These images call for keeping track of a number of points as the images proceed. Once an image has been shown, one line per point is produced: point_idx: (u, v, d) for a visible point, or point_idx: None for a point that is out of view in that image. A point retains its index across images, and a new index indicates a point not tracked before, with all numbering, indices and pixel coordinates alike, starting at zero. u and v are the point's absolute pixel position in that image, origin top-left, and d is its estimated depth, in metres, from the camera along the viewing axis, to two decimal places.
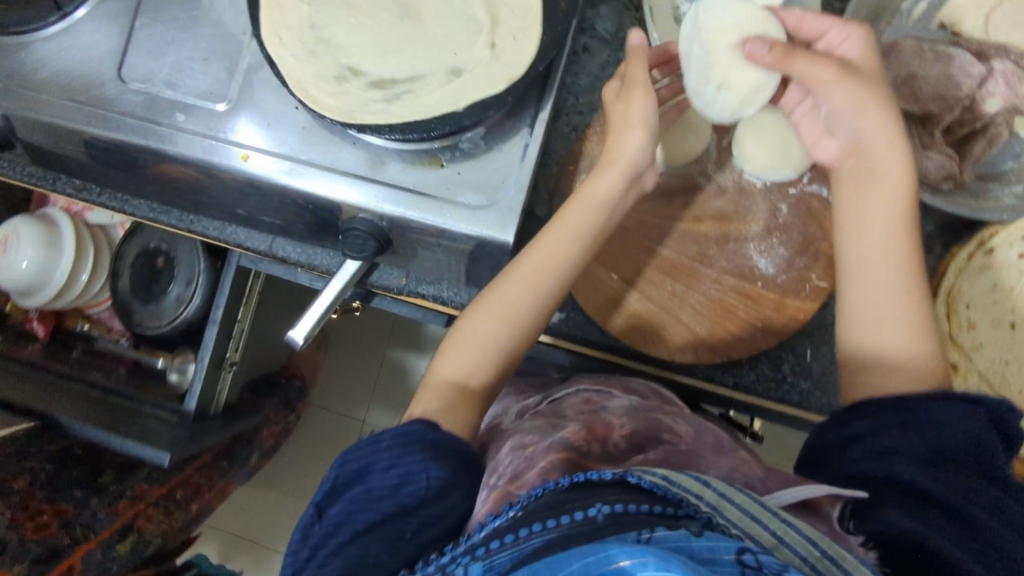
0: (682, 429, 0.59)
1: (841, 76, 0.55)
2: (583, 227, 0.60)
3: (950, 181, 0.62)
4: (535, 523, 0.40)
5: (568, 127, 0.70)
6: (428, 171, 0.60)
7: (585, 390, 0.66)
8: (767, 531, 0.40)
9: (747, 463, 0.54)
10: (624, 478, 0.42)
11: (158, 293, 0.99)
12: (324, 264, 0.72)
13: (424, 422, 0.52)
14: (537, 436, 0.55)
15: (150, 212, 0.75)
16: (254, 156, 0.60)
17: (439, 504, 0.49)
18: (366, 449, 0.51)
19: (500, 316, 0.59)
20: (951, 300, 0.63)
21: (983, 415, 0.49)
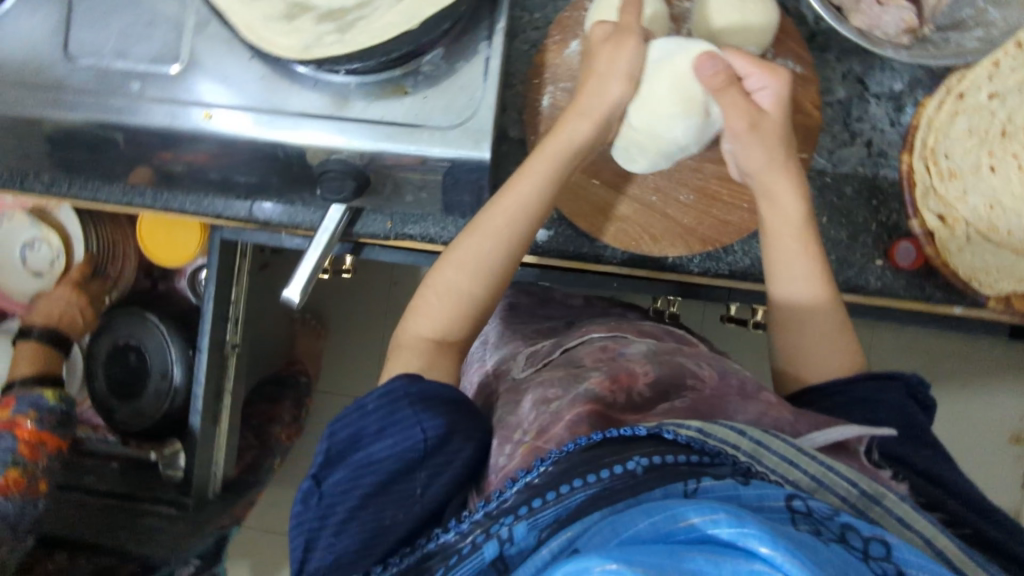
0: (705, 374, 0.53)
1: (753, 130, 0.58)
2: (546, 174, 0.59)
3: (910, 35, 0.63)
4: (576, 479, 0.38)
5: (527, 44, 0.69)
6: (393, 99, 0.60)
7: (598, 339, 0.61)
8: (804, 473, 0.38)
9: (775, 407, 0.48)
10: (659, 433, 0.40)
11: (138, 390, 0.98)
12: (307, 220, 0.73)
13: (407, 377, 0.50)
14: (559, 389, 0.50)
15: (124, 197, 0.74)
16: (216, 112, 0.59)
17: (446, 453, 0.48)
18: (351, 417, 0.49)
19: (474, 274, 0.58)
20: (931, 153, 0.65)
21: (900, 389, 0.55)
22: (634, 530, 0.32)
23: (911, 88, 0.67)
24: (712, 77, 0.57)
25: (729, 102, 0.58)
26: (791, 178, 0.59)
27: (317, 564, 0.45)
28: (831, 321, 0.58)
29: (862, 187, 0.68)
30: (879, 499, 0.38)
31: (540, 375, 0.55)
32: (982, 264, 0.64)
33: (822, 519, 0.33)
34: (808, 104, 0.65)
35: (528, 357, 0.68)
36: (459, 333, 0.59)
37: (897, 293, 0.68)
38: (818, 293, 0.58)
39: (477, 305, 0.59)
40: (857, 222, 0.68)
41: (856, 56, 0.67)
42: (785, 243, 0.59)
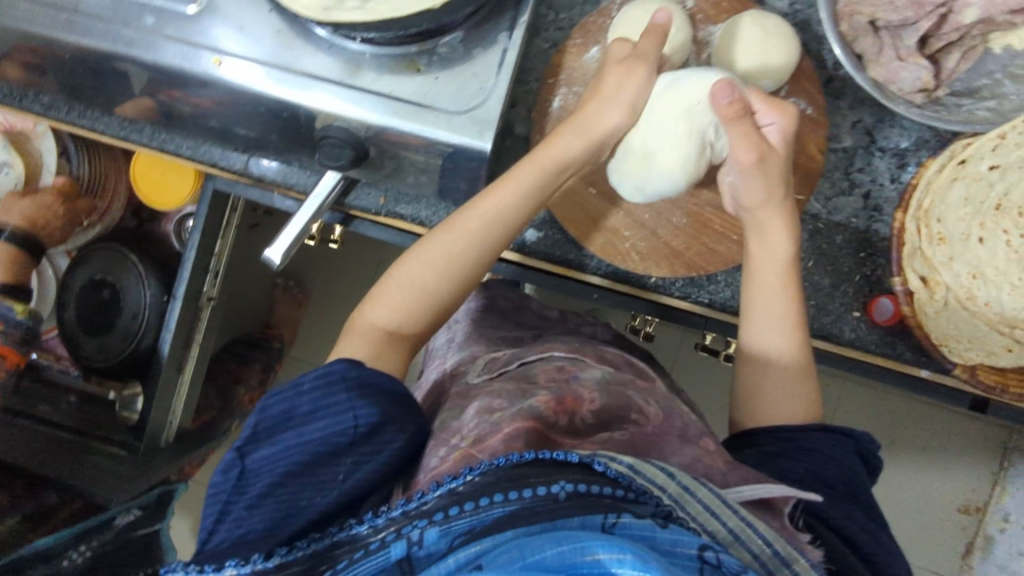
0: (652, 411, 0.52)
1: (755, 168, 0.58)
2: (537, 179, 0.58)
3: (923, 94, 0.64)
4: (496, 493, 0.37)
5: (547, 43, 0.69)
6: (405, 75, 0.59)
7: (559, 359, 0.59)
8: (722, 526, 0.39)
9: (709, 455, 0.48)
10: (589, 463, 0.39)
11: (106, 326, 0.97)
12: (301, 184, 0.72)
13: (346, 361, 0.48)
14: (505, 401, 0.49)
15: (121, 130, 0.73)
16: (227, 60, 0.59)
17: (374, 442, 0.46)
18: (286, 392, 0.47)
19: (442, 267, 0.57)
20: (923, 214, 0.65)
21: (849, 446, 0.55)
22: (539, 557, 0.32)
23: (915, 148, 0.68)
24: (727, 106, 0.57)
25: (739, 136, 0.58)
26: (784, 219, 0.59)
27: (222, 537, 0.43)
28: (791, 366, 0.59)
29: (852, 238, 0.69)
30: (789, 562, 0.40)
31: (490, 384, 0.54)
32: (954, 330, 0.65)
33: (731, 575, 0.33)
34: (812, 147, 0.66)
35: (484, 364, 0.66)
36: (418, 325, 0.58)
37: (868, 347, 0.69)
38: (792, 339, 0.59)
39: (441, 298, 0.58)
40: (841, 270, 0.69)
41: (868, 107, 0.68)
42: (767, 284, 0.59)
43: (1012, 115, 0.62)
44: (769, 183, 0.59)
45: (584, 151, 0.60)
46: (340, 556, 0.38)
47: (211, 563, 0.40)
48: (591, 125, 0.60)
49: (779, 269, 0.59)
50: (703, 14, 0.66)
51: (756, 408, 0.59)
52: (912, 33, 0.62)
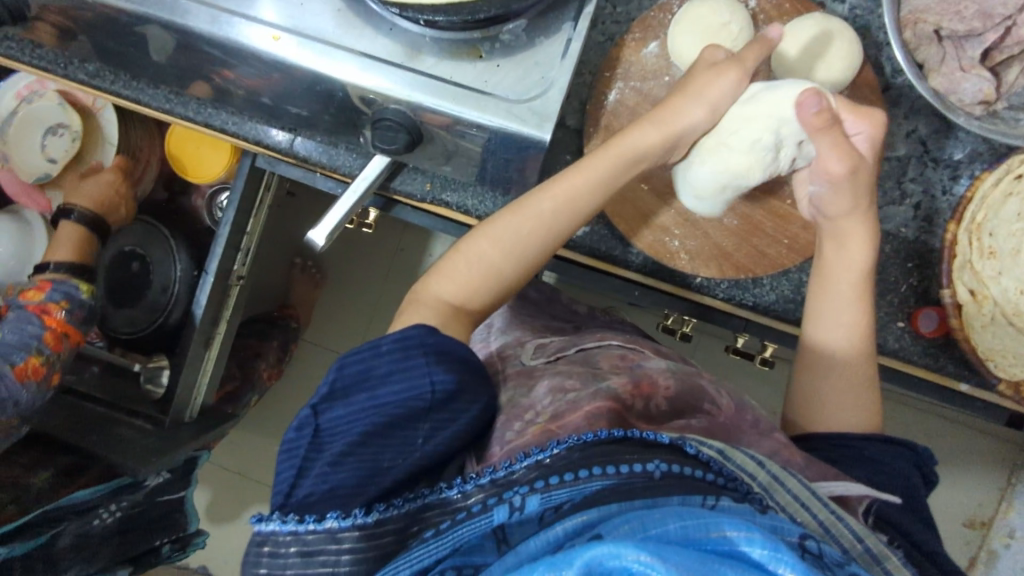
0: (725, 402, 0.49)
1: (851, 174, 0.57)
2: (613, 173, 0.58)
3: (983, 106, 0.63)
4: (594, 467, 0.35)
5: (604, 36, 0.68)
6: (465, 61, 0.59)
7: (618, 347, 0.58)
8: (813, 518, 0.36)
9: (788, 449, 0.46)
10: (680, 445, 0.37)
11: (135, 298, 0.98)
12: (346, 166, 0.71)
13: (424, 327, 0.46)
14: (579, 382, 0.47)
15: (165, 102, 0.72)
16: (286, 37, 0.57)
17: (451, 409, 0.44)
18: (364, 354, 0.44)
19: (508, 251, 0.57)
20: (976, 228, 0.65)
21: (908, 458, 0.55)
22: (662, 529, 0.30)
23: (970, 161, 0.67)
24: (815, 116, 0.56)
25: (828, 145, 0.57)
26: (864, 228, 0.59)
27: (306, 492, 0.39)
28: (852, 373, 0.59)
29: (901, 249, 0.68)
30: (883, 562, 0.35)
31: (556, 366, 0.53)
32: (1000, 346, 0.65)
33: (833, 565, 0.30)
34: None
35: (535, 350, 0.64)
36: (479, 302, 0.58)
37: (910, 357, 0.68)
38: (861, 347, 0.59)
39: (505, 282, 0.58)
40: (887, 281, 0.68)
41: (924, 117, 0.67)
42: (840, 289, 0.59)
43: None
44: (860, 196, 0.58)
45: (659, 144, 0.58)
46: (430, 520, 0.37)
47: (311, 512, 0.38)
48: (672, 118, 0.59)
49: (854, 275, 0.59)
50: (764, 15, 0.65)
51: (814, 412, 0.60)
52: (977, 45, 0.63)
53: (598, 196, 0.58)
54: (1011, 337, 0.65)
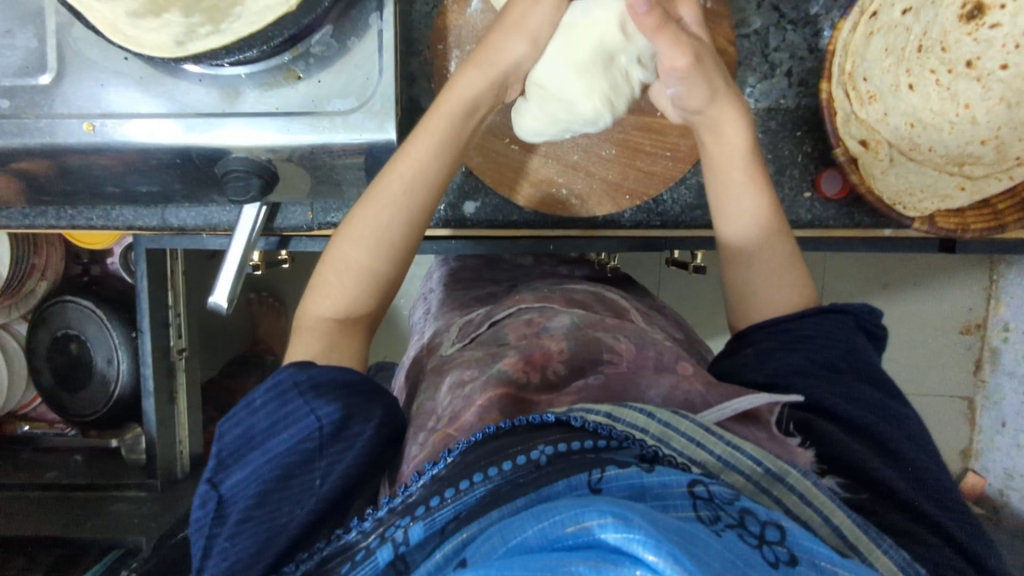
0: (622, 347, 0.53)
1: (694, 66, 0.55)
2: (449, 133, 0.56)
3: None
4: (476, 473, 0.37)
5: (427, 5, 0.64)
6: (286, 87, 0.57)
7: (526, 310, 0.60)
8: (711, 455, 0.38)
9: (688, 379, 0.49)
10: (567, 421, 0.39)
11: (83, 381, 0.97)
12: (225, 220, 0.70)
13: (293, 366, 0.48)
14: (476, 372, 0.50)
15: (25, 219, 0.70)
16: (100, 124, 0.56)
17: (344, 438, 0.45)
18: (241, 415, 0.47)
19: (374, 243, 0.54)
20: (849, 79, 0.64)
21: (848, 322, 0.55)
22: (521, 538, 0.30)
23: (827, 11, 0.65)
24: (647, 17, 0.52)
25: (668, 43, 0.54)
26: (732, 107, 0.58)
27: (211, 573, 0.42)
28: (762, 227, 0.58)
29: (787, 119, 0.67)
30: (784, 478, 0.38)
31: (461, 354, 0.56)
32: (906, 184, 0.65)
33: (724, 503, 0.33)
34: (723, 41, 0.63)
35: (460, 330, 0.65)
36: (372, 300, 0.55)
37: (827, 223, 0.68)
38: (765, 233, 0.58)
39: (384, 276, 0.55)
40: (783, 156, 0.67)
41: None
42: (725, 179, 0.59)
43: None
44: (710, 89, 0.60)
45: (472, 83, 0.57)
46: (333, 569, 0.38)
47: None
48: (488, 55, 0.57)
49: (735, 159, 0.58)
50: None
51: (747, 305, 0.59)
52: None
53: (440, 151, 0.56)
54: (914, 175, 0.65)
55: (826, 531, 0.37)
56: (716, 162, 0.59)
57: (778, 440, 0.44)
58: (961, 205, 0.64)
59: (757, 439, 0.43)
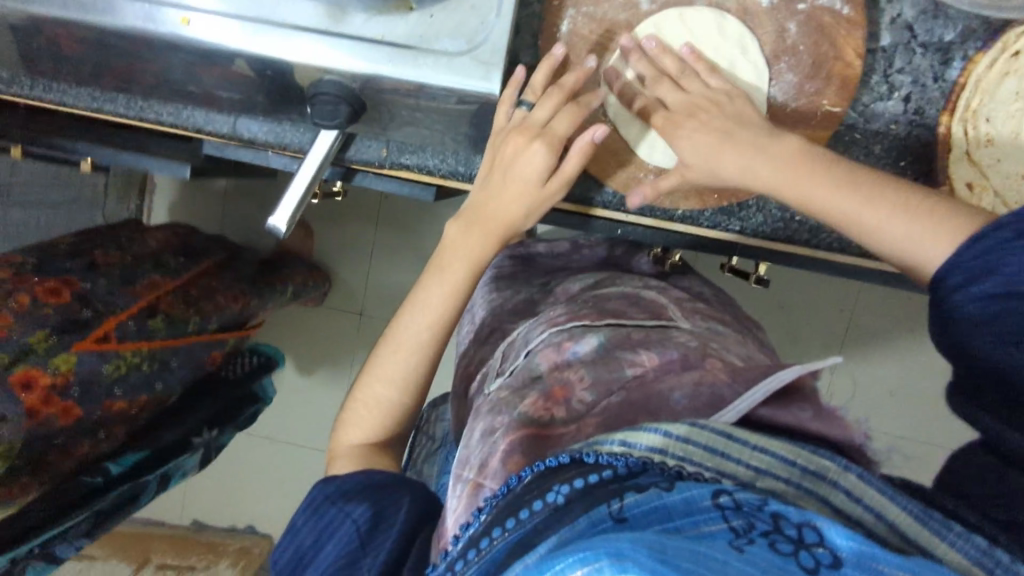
0: (646, 359, 0.52)
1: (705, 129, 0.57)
2: (457, 277, 0.60)
3: None
4: (495, 529, 0.37)
5: None
6: (396, 16, 0.53)
7: (559, 330, 0.60)
8: (740, 467, 0.35)
9: (713, 373, 0.49)
10: (581, 458, 0.37)
11: None
12: (296, 142, 0.67)
13: (320, 483, 0.53)
14: (504, 416, 0.50)
15: (94, 102, 0.67)
16: (196, 19, 0.53)
17: (381, 529, 0.47)
18: (289, 539, 0.52)
19: (392, 378, 0.59)
20: (971, 116, 0.61)
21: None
22: None
23: (962, 40, 0.60)
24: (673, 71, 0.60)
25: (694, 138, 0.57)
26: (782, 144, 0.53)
27: None
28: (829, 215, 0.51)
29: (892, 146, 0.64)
30: (830, 477, 0.34)
31: (492, 396, 0.55)
32: None
33: (753, 510, 0.30)
34: (851, 53, 0.59)
35: (502, 356, 0.65)
36: (387, 394, 0.59)
37: None
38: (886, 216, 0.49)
39: (407, 376, 0.59)
40: None
41: None
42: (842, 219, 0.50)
43: None
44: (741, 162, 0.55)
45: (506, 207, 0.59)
46: None
47: None
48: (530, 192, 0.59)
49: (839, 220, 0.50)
50: None
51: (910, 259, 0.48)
52: None
53: (491, 249, 0.61)
54: None
55: (875, 525, 0.32)
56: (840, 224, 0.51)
57: (824, 416, 0.42)
58: None
59: (801, 420, 0.42)
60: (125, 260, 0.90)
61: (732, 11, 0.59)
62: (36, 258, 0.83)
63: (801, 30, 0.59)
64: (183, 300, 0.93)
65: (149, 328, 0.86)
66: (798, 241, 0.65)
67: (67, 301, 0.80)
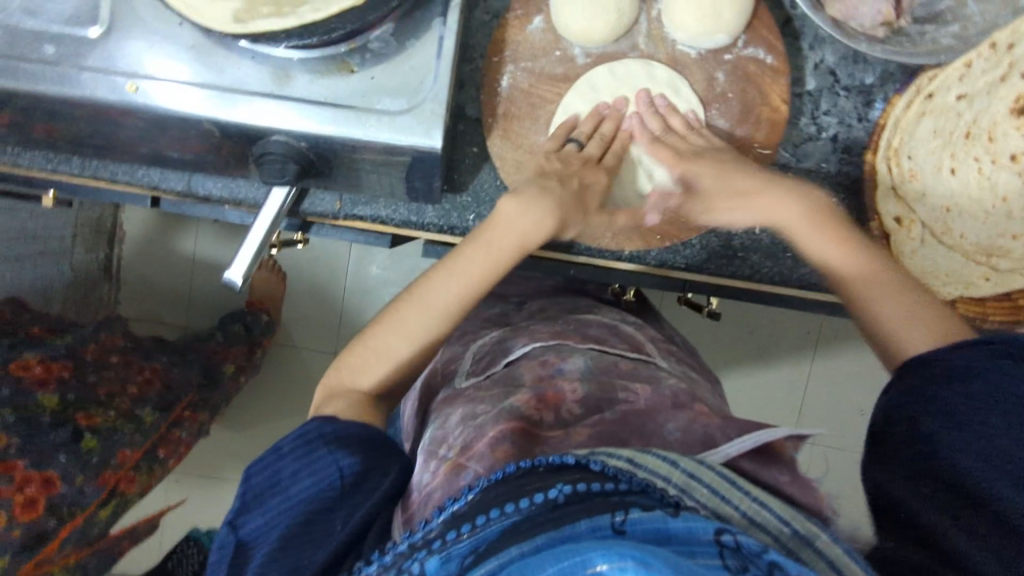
0: (638, 388, 0.55)
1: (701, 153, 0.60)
2: (492, 260, 0.56)
3: (886, 27, 0.61)
4: (492, 510, 0.37)
5: (488, 14, 0.64)
6: (339, 78, 0.56)
7: (540, 346, 0.62)
8: (735, 510, 0.37)
9: (704, 415, 0.52)
10: (586, 464, 0.39)
11: None
12: (250, 197, 0.69)
13: (321, 418, 0.50)
14: (487, 407, 0.54)
15: (48, 163, 0.68)
16: (142, 87, 0.55)
17: (364, 488, 0.48)
18: (267, 458, 0.48)
19: (413, 335, 0.55)
20: (894, 154, 0.64)
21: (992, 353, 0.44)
22: None
23: (882, 83, 0.65)
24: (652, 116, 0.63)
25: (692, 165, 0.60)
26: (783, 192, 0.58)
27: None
28: (845, 259, 0.56)
29: (824, 184, 0.67)
30: (812, 539, 0.36)
31: (475, 391, 0.58)
32: (932, 267, 0.64)
33: (751, 554, 0.32)
34: (777, 98, 0.62)
35: (474, 358, 0.66)
36: (400, 347, 0.55)
37: None
38: (867, 275, 0.55)
39: (427, 334, 0.55)
40: None
41: (830, 45, 0.65)
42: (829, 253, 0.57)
43: (978, 40, 0.60)
44: (745, 204, 0.59)
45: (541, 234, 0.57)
46: None
47: None
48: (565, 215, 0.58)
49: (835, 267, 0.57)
50: None
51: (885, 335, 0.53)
52: None
53: (537, 239, 0.57)
54: (941, 257, 0.64)
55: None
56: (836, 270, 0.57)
57: (800, 481, 0.44)
58: (983, 296, 0.63)
59: (778, 481, 0.44)
60: (104, 423, 0.92)
61: (663, 62, 0.63)
62: (17, 440, 0.83)
63: (727, 78, 0.63)
64: (140, 480, 0.97)
65: (96, 521, 0.92)
66: (740, 276, 0.68)
67: (37, 511, 0.83)
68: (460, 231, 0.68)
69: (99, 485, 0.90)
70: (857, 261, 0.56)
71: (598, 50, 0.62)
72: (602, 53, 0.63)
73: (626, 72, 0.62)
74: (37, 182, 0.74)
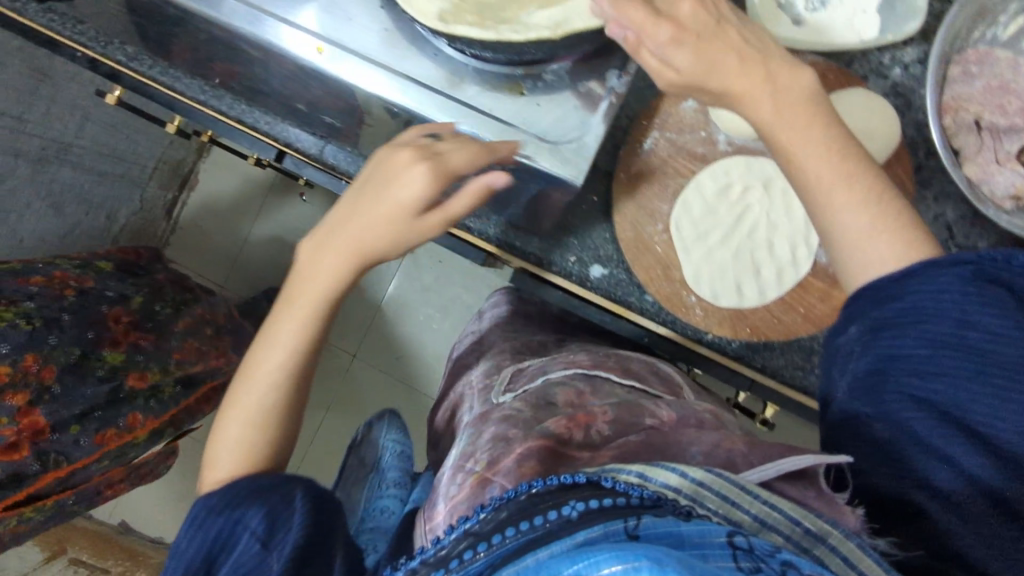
0: (664, 414, 0.56)
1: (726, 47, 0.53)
2: (314, 306, 0.63)
3: (1016, 201, 0.62)
4: (507, 528, 0.36)
5: (645, 82, 0.67)
6: (507, 96, 0.59)
7: (579, 375, 0.63)
8: (747, 515, 0.36)
9: (731, 439, 0.50)
10: (598, 481, 0.37)
11: None
12: None
13: (208, 498, 0.57)
14: (519, 428, 0.53)
15: (201, 94, 0.73)
16: (330, 49, 0.57)
17: (280, 527, 0.52)
18: (185, 549, 0.55)
19: (262, 414, 0.62)
20: None
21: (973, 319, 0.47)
22: None
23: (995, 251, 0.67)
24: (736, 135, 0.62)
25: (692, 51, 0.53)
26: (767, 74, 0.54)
27: None
28: (824, 164, 0.53)
29: None
30: (826, 538, 0.36)
31: (507, 407, 0.58)
32: None
33: (764, 555, 0.31)
34: None
35: (507, 379, 0.67)
36: (261, 429, 0.63)
37: None
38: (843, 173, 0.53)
39: (276, 399, 0.63)
40: None
41: (953, 203, 0.67)
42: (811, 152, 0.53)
43: None
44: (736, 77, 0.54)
45: (388, 239, 0.61)
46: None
47: None
48: (405, 217, 0.59)
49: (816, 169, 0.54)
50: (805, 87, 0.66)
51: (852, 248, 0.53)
52: (1015, 141, 0.62)
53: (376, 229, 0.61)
54: None
55: None
56: (815, 172, 0.54)
57: (824, 498, 0.42)
58: None
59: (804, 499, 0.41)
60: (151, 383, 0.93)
61: None
62: (67, 381, 0.82)
63: None
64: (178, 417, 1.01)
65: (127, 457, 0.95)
66: (810, 393, 0.68)
67: (23, 456, 0.79)
68: (558, 269, 0.69)
69: (97, 445, 0.86)
70: (833, 165, 0.53)
71: (741, 142, 0.66)
72: (744, 146, 0.66)
73: (761, 167, 0.66)
74: (181, 109, 0.78)
